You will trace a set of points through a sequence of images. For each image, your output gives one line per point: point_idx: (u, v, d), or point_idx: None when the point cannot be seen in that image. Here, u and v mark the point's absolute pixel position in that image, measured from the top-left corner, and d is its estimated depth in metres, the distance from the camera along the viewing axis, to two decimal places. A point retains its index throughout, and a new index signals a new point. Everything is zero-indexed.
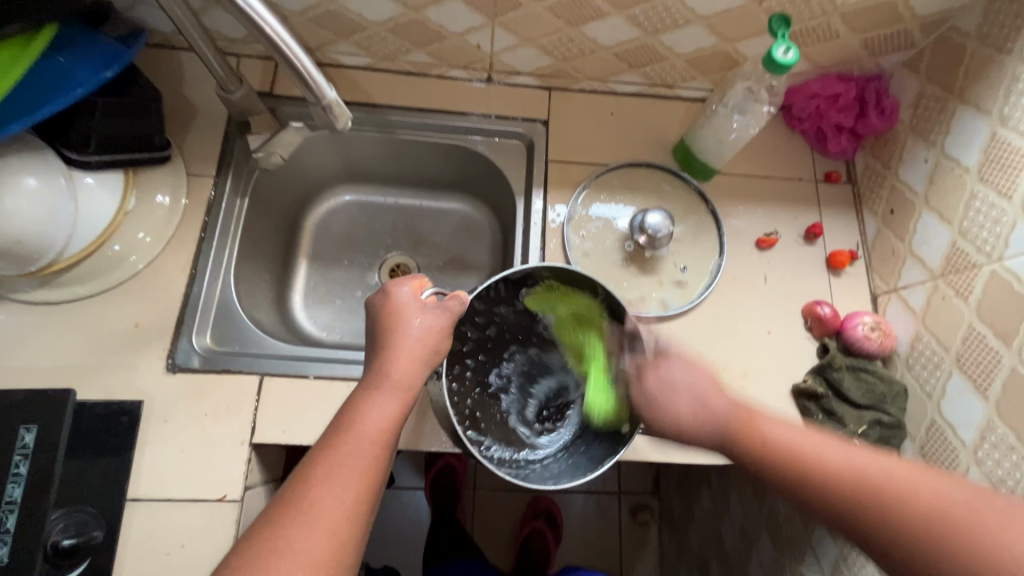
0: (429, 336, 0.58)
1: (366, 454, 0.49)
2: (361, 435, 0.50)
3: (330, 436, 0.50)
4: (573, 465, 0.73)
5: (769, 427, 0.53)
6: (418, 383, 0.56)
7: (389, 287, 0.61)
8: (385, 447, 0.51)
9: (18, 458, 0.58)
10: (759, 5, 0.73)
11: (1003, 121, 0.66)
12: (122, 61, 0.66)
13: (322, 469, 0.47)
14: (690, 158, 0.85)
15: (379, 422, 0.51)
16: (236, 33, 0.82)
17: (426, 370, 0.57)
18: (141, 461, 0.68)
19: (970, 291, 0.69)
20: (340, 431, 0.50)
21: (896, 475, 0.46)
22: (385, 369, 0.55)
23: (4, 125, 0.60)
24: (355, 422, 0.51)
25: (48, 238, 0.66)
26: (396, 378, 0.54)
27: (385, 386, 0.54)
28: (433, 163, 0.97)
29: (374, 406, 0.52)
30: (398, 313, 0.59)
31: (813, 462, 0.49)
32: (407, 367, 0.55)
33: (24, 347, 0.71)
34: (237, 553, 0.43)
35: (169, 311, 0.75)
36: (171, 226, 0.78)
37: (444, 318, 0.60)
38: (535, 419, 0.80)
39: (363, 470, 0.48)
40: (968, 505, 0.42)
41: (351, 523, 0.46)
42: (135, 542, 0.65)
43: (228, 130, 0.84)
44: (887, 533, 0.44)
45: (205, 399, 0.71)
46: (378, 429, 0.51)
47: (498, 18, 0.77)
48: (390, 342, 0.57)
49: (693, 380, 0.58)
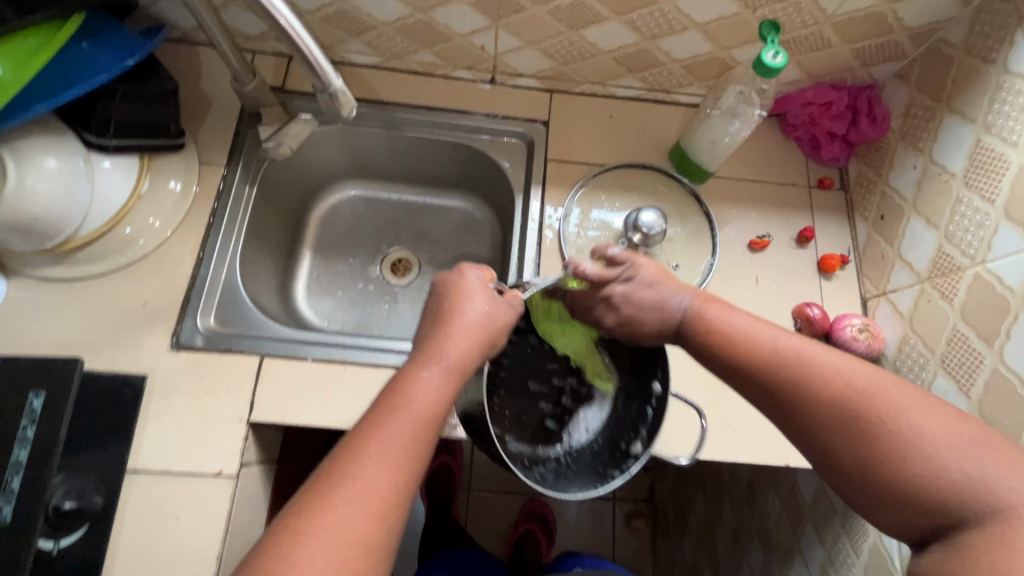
0: (483, 323, 0.55)
1: (408, 432, 0.47)
2: (407, 412, 0.48)
3: (377, 410, 0.48)
4: (583, 473, 0.65)
5: (722, 314, 0.58)
6: (469, 367, 0.53)
7: (452, 272, 0.59)
8: (431, 429, 0.48)
9: (25, 421, 0.60)
10: (753, 13, 0.76)
11: (987, 128, 0.68)
12: (142, 51, 0.70)
13: (365, 442, 0.45)
14: (685, 160, 0.87)
15: (427, 400, 0.49)
16: (253, 30, 0.86)
17: (479, 355, 0.54)
18: (142, 434, 0.70)
19: (955, 293, 0.70)
20: (386, 405, 0.48)
21: (825, 358, 0.50)
22: (439, 348, 0.53)
23: (29, 106, 0.63)
24: (402, 398, 0.48)
25: (65, 216, 0.69)
26: (449, 360, 0.52)
27: (439, 364, 0.51)
28: (437, 161, 1.00)
29: (421, 384, 0.50)
30: (459, 295, 0.57)
31: (754, 342, 0.54)
32: (460, 349, 0.53)
33: (35, 321, 0.74)
34: (285, 524, 0.41)
35: (175, 292, 0.77)
36: (181, 211, 0.81)
37: (501, 307, 0.57)
38: (550, 416, 0.71)
39: (405, 448, 0.46)
40: (871, 382, 0.47)
41: (389, 505, 0.43)
42: (132, 511, 0.67)
43: (240, 122, 0.88)
44: (802, 403, 0.49)
45: (205, 377, 0.73)
46: (429, 408, 0.49)
47: (502, 21, 0.81)
48: (446, 322, 0.55)
49: (655, 286, 0.63)
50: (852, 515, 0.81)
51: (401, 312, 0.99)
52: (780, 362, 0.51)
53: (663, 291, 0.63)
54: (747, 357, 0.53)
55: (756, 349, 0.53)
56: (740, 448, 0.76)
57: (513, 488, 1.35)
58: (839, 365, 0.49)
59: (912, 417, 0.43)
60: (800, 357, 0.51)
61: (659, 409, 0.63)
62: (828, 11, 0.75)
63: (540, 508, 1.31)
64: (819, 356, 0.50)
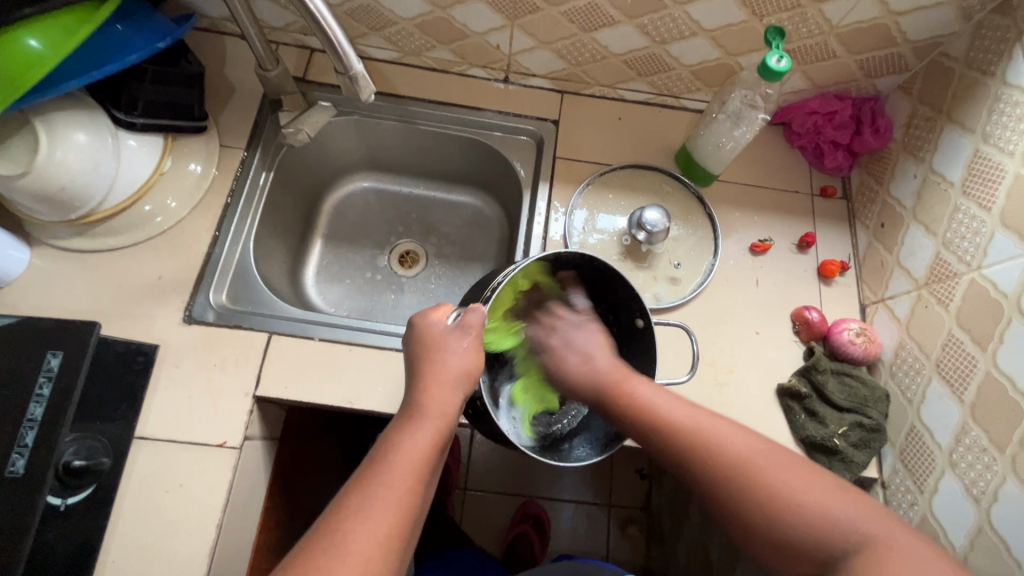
0: (455, 346, 0.59)
1: (398, 486, 0.49)
2: (397, 466, 0.50)
3: (365, 469, 0.51)
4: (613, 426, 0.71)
5: (644, 391, 0.62)
6: (453, 410, 0.56)
7: (416, 318, 0.62)
8: (420, 478, 0.51)
9: (42, 379, 0.64)
10: (760, 21, 0.78)
11: (986, 138, 0.70)
12: (174, 35, 0.74)
13: (354, 502, 0.48)
14: (690, 163, 0.90)
15: (418, 449, 0.52)
16: (279, 21, 0.90)
17: (461, 397, 0.58)
18: (151, 402, 0.72)
19: (950, 298, 0.71)
20: (374, 464, 0.51)
21: (729, 432, 0.55)
22: (421, 401, 0.56)
23: (65, 82, 0.67)
24: (391, 455, 0.51)
25: (90, 188, 0.72)
26: (430, 406, 0.55)
27: (418, 417, 0.55)
28: (448, 156, 1.03)
29: (409, 437, 0.53)
30: (431, 337, 0.60)
31: (667, 424, 0.58)
32: (443, 395, 0.56)
33: (55, 288, 0.76)
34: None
35: (191, 268, 0.80)
36: (200, 192, 0.84)
37: (471, 331, 0.60)
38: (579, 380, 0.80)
39: (397, 501, 0.48)
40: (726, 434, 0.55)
41: (382, 558, 0.46)
42: (139, 476, 0.69)
43: (262, 109, 0.91)
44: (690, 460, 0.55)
45: (215, 350, 0.76)
46: (412, 461, 0.51)
47: (517, 21, 0.84)
48: (425, 373, 0.57)
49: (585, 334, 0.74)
50: None
51: (406, 301, 1.01)
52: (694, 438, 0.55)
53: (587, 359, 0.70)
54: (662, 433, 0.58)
55: (669, 426, 0.58)
56: None
57: (509, 488, 1.35)
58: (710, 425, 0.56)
59: (796, 483, 0.49)
60: (712, 435, 0.55)
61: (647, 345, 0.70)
62: (833, 21, 0.77)
63: (534, 510, 1.32)
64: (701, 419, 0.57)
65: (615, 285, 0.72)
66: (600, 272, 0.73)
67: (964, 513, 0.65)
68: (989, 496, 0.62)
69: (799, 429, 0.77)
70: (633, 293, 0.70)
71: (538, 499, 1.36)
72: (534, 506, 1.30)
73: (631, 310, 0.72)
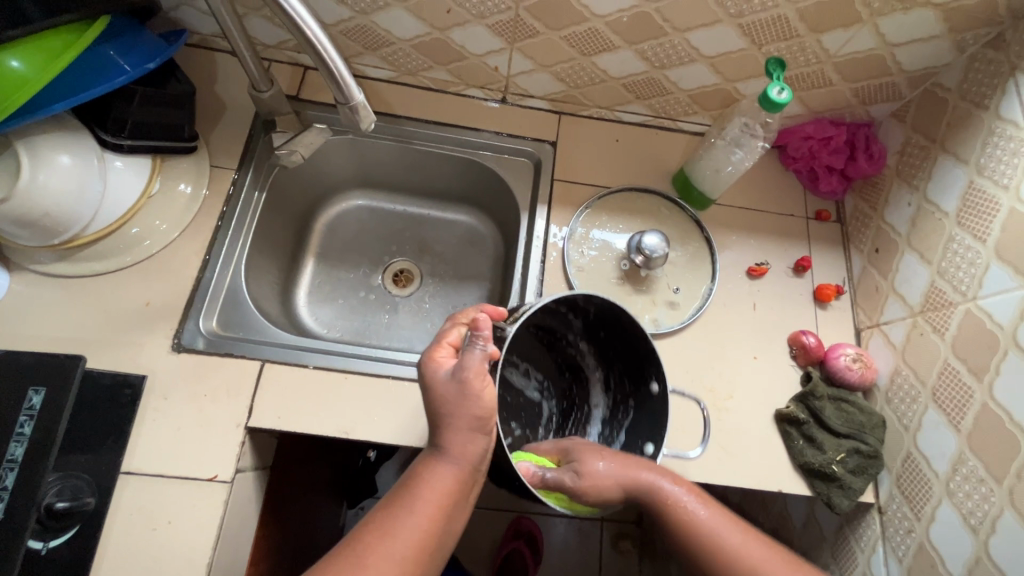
0: (458, 397, 0.54)
1: (420, 516, 0.53)
2: (422, 497, 0.53)
3: (395, 495, 0.55)
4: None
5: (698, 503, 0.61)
6: (477, 451, 0.55)
7: (423, 366, 0.58)
8: (443, 507, 0.54)
9: (23, 417, 0.61)
10: (758, 49, 0.79)
11: (980, 170, 0.71)
12: (164, 55, 0.72)
13: (382, 525, 0.52)
14: (687, 186, 0.90)
15: (442, 483, 0.54)
16: (273, 39, 0.88)
17: (483, 435, 0.55)
18: (138, 436, 0.69)
19: (946, 327, 0.72)
20: (401, 494, 0.54)
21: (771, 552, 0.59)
22: (444, 439, 0.55)
23: (51, 104, 0.64)
24: (416, 486, 0.54)
25: (76, 214, 0.70)
26: (451, 445, 0.55)
27: (442, 453, 0.55)
28: (445, 175, 1.01)
29: (432, 471, 0.55)
30: (434, 386, 0.56)
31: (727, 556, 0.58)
32: (462, 437, 0.54)
33: (34, 316, 0.73)
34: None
35: (180, 294, 0.77)
36: (190, 214, 0.81)
37: (470, 376, 0.54)
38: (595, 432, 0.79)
39: (419, 529, 0.52)
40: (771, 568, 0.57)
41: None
42: (125, 513, 0.66)
43: (253, 127, 0.89)
44: None
45: (204, 380, 0.73)
46: (433, 492, 0.54)
47: (516, 44, 0.83)
48: (443, 413, 0.55)
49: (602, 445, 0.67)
50: (841, 544, 0.83)
51: (401, 322, 0.99)
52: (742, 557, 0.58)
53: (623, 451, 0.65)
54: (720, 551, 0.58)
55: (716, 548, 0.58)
56: (734, 472, 0.77)
57: (501, 505, 1.34)
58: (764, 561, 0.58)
59: None
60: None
61: (660, 410, 0.68)
62: (830, 51, 0.78)
63: (527, 527, 1.30)
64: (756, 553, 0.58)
65: (634, 341, 0.71)
66: (605, 318, 0.71)
67: (962, 543, 0.65)
68: (986, 527, 0.63)
69: (798, 455, 0.77)
70: (653, 354, 0.68)
71: (530, 515, 1.34)
72: (526, 521, 1.29)
73: (648, 372, 0.71)
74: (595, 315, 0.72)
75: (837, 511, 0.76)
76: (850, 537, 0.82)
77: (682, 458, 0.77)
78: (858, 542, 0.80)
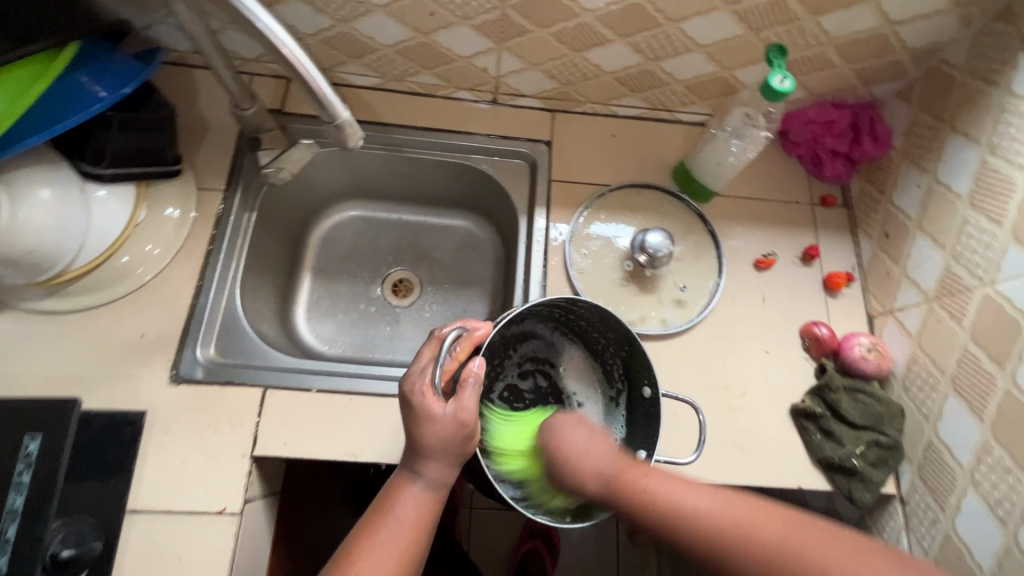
0: (452, 439, 0.56)
1: (400, 537, 0.54)
2: (399, 519, 0.55)
3: (369, 520, 0.55)
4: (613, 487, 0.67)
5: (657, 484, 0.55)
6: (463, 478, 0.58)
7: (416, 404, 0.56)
8: (423, 528, 0.55)
9: (20, 466, 0.59)
10: (757, 35, 0.76)
11: (992, 149, 0.69)
12: (140, 76, 0.69)
13: (363, 550, 0.53)
14: (688, 180, 0.87)
15: (416, 508, 0.56)
16: (250, 52, 0.85)
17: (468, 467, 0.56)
18: (141, 473, 0.68)
19: (964, 313, 0.70)
20: (377, 516, 0.55)
21: (746, 516, 0.50)
22: (431, 467, 0.56)
23: (23, 138, 0.61)
24: (393, 509, 0.55)
25: (61, 248, 0.67)
26: (429, 471, 0.57)
27: (420, 479, 0.57)
28: (438, 180, 0.99)
29: (406, 495, 0.56)
30: (427, 427, 0.55)
31: (668, 508, 0.53)
32: (443, 466, 0.57)
33: (25, 356, 0.71)
34: None
35: (175, 322, 0.75)
36: (181, 238, 0.79)
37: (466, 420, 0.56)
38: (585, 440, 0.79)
39: (398, 550, 0.53)
40: (706, 506, 0.52)
41: None
42: (134, 552, 0.65)
43: (239, 146, 0.86)
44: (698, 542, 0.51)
45: (206, 411, 0.71)
46: (413, 513, 0.55)
47: (504, 43, 0.80)
48: (427, 450, 0.56)
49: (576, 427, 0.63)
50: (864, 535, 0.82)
51: (403, 334, 0.97)
52: (717, 536, 0.50)
53: (574, 448, 0.61)
54: (688, 541, 0.51)
55: (665, 507, 0.53)
56: (752, 472, 0.75)
57: None
58: (697, 500, 0.52)
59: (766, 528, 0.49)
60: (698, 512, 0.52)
61: (654, 414, 0.70)
62: (831, 32, 0.75)
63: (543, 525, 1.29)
64: (687, 496, 0.53)
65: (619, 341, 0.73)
66: (589, 322, 0.76)
67: (989, 534, 0.63)
68: (1015, 517, 0.61)
69: (816, 450, 0.75)
70: (643, 355, 0.71)
71: None
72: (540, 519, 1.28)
73: (640, 378, 0.73)
74: (578, 318, 0.76)
75: (858, 505, 0.75)
76: (872, 527, 0.81)
77: (681, 443, 0.76)
78: (881, 533, 0.79)
